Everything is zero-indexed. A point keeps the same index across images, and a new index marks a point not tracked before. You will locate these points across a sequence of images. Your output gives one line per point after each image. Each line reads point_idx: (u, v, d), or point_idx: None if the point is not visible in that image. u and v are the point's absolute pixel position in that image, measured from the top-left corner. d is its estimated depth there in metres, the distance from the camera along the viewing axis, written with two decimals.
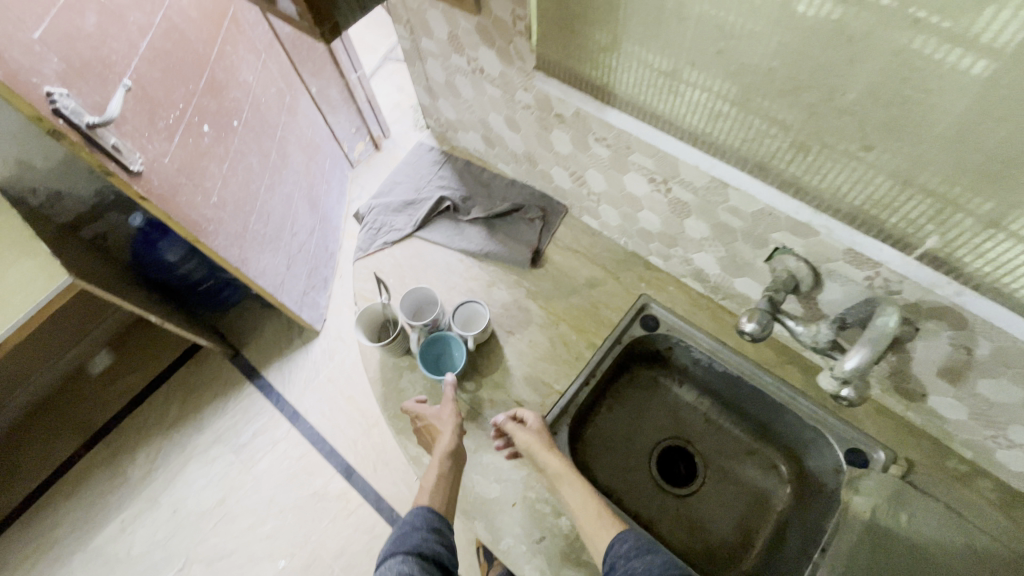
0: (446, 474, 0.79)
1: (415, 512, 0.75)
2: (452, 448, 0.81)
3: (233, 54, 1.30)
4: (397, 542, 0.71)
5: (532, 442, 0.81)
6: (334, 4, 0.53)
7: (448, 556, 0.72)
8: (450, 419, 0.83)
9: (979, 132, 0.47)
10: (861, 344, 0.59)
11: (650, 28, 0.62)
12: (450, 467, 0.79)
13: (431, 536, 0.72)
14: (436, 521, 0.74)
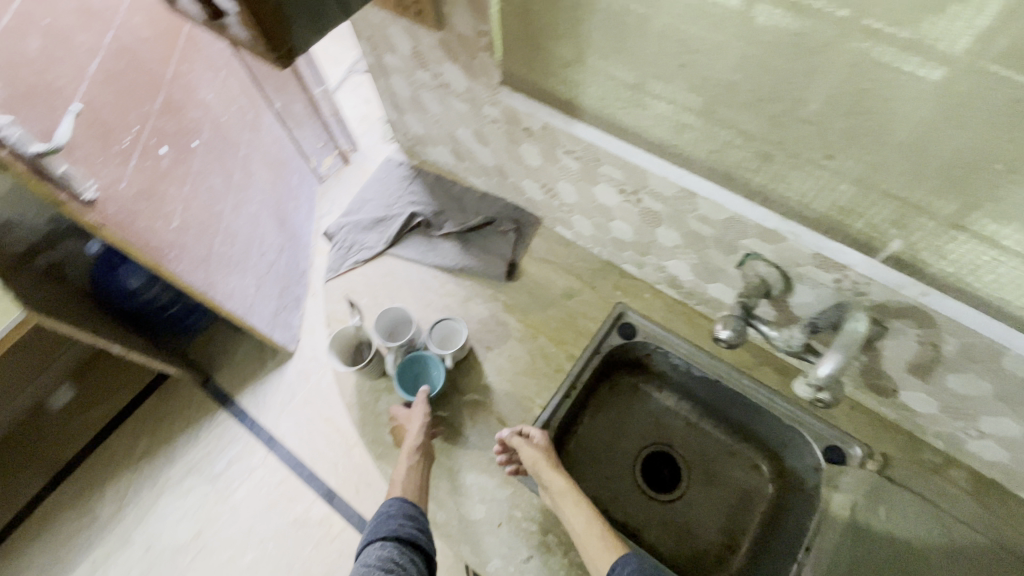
0: (416, 467, 0.80)
1: (390, 502, 0.74)
2: (421, 443, 0.81)
3: (192, 73, 1.26)
4: (375, 530, 0.72)
5: (537, 459, 0.79)
6: (289, 25, 0.51)
7: (426, 538, 0.73)
8: (420, 417, 0.84)
9: (939, 138, 0.47)
10: (836, 350, 0.60)
11: (613, 41, 0.62)
12: (420, 462, 0.80)
13: (407, 521, 0.72)
14: (412, 508, 0.74)
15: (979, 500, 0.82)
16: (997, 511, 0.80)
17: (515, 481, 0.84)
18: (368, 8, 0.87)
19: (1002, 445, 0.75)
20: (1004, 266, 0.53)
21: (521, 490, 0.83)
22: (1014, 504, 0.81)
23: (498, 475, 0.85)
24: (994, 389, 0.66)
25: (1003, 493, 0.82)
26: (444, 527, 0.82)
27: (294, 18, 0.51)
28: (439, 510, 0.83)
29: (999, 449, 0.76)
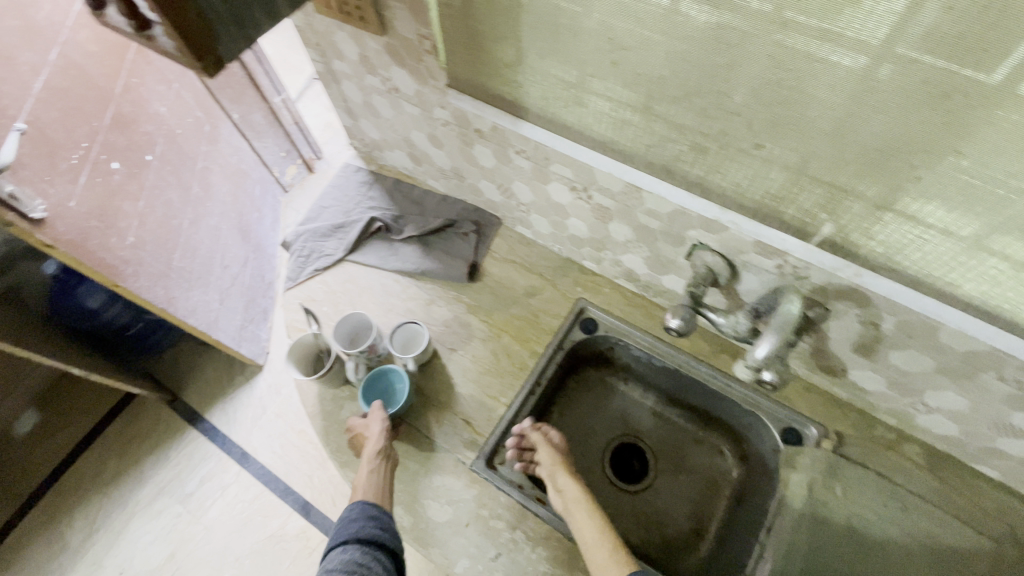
0: (376, 472, 0.79)
1: (352, 507, 0.75)
2: (380, 448, 0.81)
3: (140, 86, 1.23)
4: (338, 534, 0.73)
5: (555, 464, 0.81)
6: (214, 34, 0.51)
7: (391, 537, 0.73)
8: (378, 420, 0.83)
9: (856, 123, 0.49)
10: (772, 332, 0.63)
11: (549, 41, 0.63)
12: (380, 465, 0.80)
13: (369, 523, 0.73)
14: (373, 510, 0.74)
15: (929, 470, 0.84)
16: (946, 480, 0.83)
17: (481, 479, 0.85)
18: (312, 15, 0.87)
19: (947, 418, 0.77)
20: (926, 244, 0.55)
21: (488, 489, 0.84)
22: (962, 472, 0.84)
23: (465, 475, 0.85)
24: (933, 363, 0.68)
25: (952, 463, 0.85)
26: (412, 530, 0.81)
27: (219, 28, 0.51)
28: (406, 513, 0.83)
29: (945, 422, 0.78)
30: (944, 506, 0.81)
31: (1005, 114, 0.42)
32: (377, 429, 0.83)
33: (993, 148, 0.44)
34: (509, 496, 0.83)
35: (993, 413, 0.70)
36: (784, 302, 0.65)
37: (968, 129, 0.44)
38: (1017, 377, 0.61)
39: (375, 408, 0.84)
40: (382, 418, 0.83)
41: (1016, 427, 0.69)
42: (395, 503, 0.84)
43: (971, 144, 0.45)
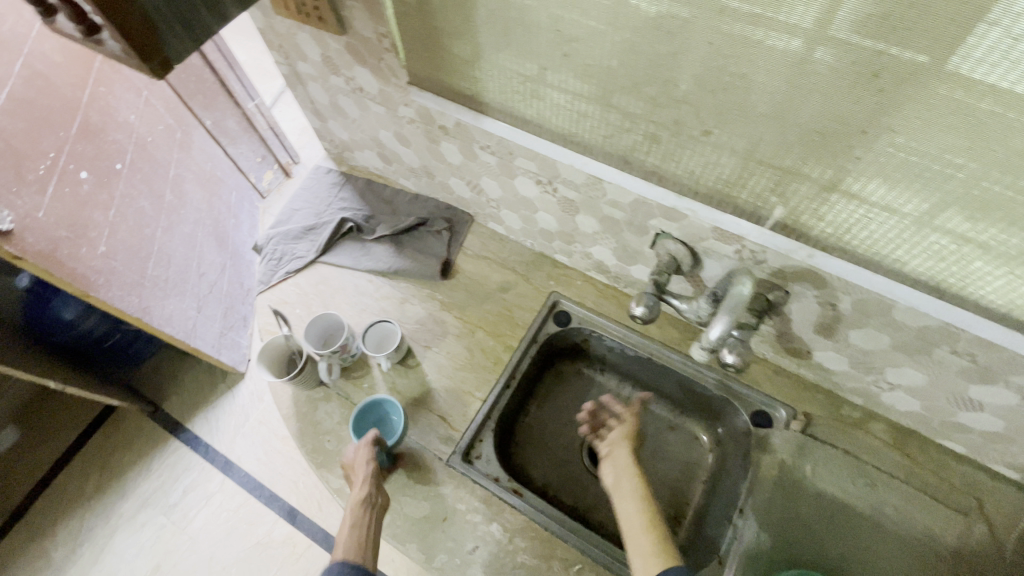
0: (359, 524, 0.74)
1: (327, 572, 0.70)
2: (364, 494, 0.76)
3: (108, 94, 1.22)
4: None
5: (624, 442, 0.82)
6: (159, 35, 0.51)
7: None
8: (364, 461, 0.79)
9: (795, 107, 0.50)
10: (725, 314, 0.63)
11: (502, 36, 0.64)
12: (363, 516, 0.75)
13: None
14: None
15: (897, 447, 0.86)
16: (914, 456, 0.85)
17: (458, 474, 0.85)
18: (272, 18, 0.87)
19: (909, 395, 0.79)
20: (871, 222, 0.56)
21: (465, 483, 0.84)
22: (928, 448, 0.85)
23: (441, 471, 0.86)
24: (890, 340, 0.69)
25: (918, 438, 0.86)
26: (389, 528, 0.81)
27: (165, 29, 0.51)
28: None
29: (908, 398, 0.79)
30: (912, 481, 0.83)
31: (932, 91, 0.43)
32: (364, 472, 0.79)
33: (924, 125, 0.46)
34: (485, 489, 0.84)
35: (951, 387, 0.71)
36: (735, 284, 0.64)
37: (900, 106, 0.45)
38: (970, 350, 0.63)
39: (362, 447, 0.80)
40: (369, 457, 0.79)
41: (974, 400, 0.71)
42: None
43: (903, 121, 0.46)
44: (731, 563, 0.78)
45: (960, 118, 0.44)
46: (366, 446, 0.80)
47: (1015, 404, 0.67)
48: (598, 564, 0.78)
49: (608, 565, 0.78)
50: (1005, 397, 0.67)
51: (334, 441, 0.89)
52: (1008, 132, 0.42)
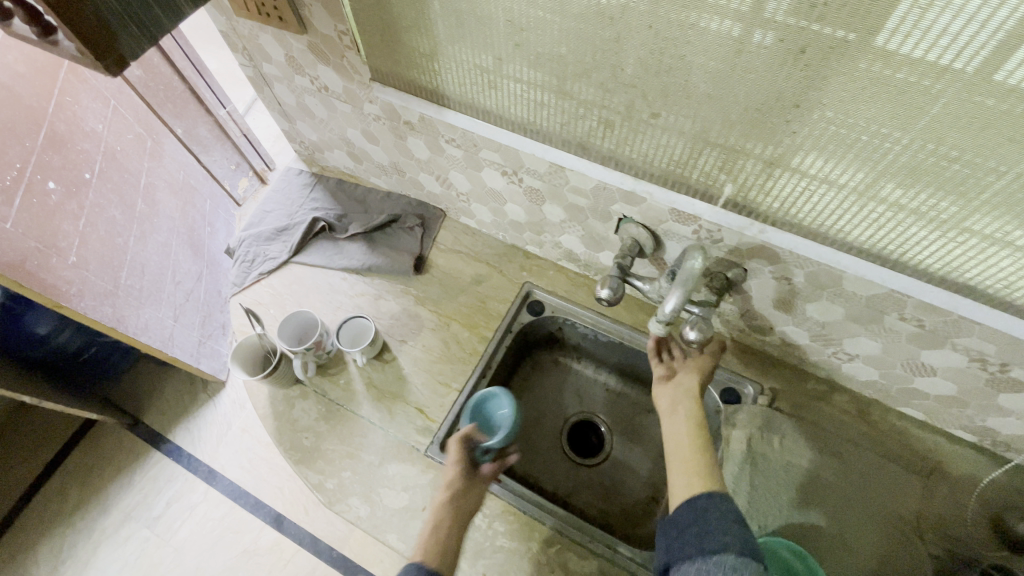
0: (442, 527, 0.69)
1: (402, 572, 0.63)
2: (451, 496, 0.73)
3: (74, 104, 1.21)
4: None
5: (693, 373, 0.78)
6: (113, 34, 0.51)
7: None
8: (453, 460, 0.77)
9: (732, 86, 0.53)
10: (677, 289, 0.66)
11: (458, 28, 0.66)
12: (449, 518, 0.71)
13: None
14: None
15: (861, 417, 0.89)
16: (878, 425, 0.88)
17: (436, 464, 0.86)
18: (234, 19, 0.88)
19: (868, 364, 0.81)
20: (814, 194, 0.59)
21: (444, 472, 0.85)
22: (890, 416, 0.88)
23: (420, 462, 0.87)
24: (844, 311, 0.72)
25: (881, 407, 0.89)
26: (369, 520, 0.82)
27: (119, 28, 0.52)
28: (363, 504, 0.83)
29: (868, 368, 0.82)
30: (875, 449, 0.86)
31: (854, 63, 0.46)
32: (452, 472, 0.76)
33: (850, 96, 0.49)
34: None
35: (904, 353, 0.74)
36: (688, 258, 0.65)
37: (825, 80, 0.48)
38: (916, 315, 0.66)
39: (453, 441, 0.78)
40: (461, 454, 0.77)
41: (927, 365, 0.74)
42: (351, 495, 0.84)
43: (831, 94, 0.49)
44: None
45: (881, 88, 0.47)
46: (457, 439, 0.78)
47: (963, 366, 0.70)
48: (575, 544, 0.80)
49: (585, 544, 0.80)
50: (954, 360, 0.70)
51: (312, 438, 0.89)
52: (928, 100, 0.46)
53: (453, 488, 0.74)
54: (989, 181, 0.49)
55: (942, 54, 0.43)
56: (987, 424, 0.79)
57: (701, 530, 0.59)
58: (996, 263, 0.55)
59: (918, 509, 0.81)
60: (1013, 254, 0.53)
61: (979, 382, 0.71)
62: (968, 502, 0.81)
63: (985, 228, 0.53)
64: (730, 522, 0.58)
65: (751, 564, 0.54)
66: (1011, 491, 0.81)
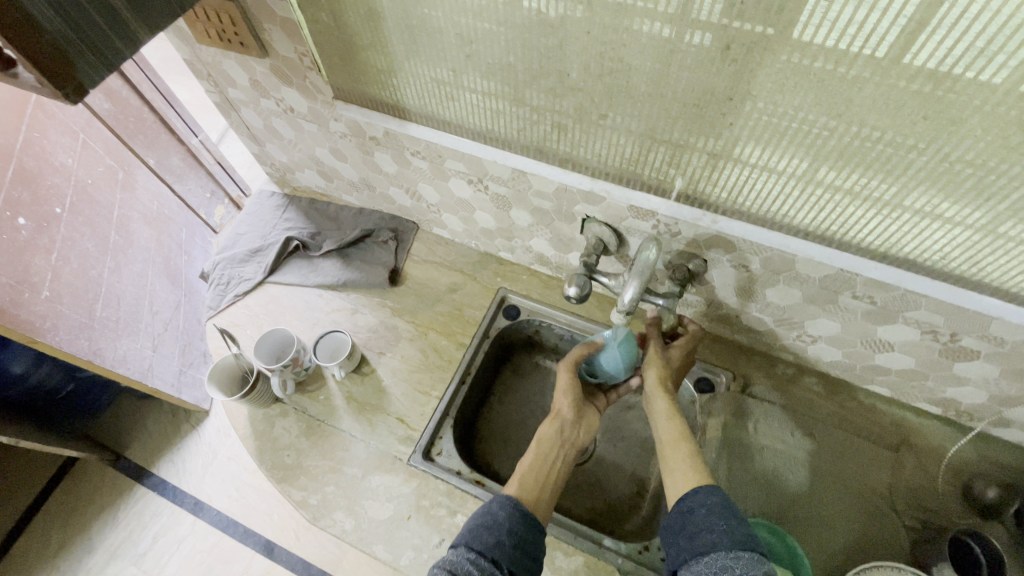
0: (542, 462, 0.76)
1: (498, 498, 0.69)
2: (556, 432, 0.79)
3: (42, 140, 1.19)
4: (478, 513, 0.68)
5: (652, 368, 0.81)
6: (70, 63, 0.51)
7: (528, 561, 0.64)
8: (563, 394, 0.82)
9: (669, 83, 0.57)
10: (635, 279, 0.68)
11: (412, 44, 0.69)
12: (549, 454, 0.77)
13: (507, 535, 0.65)
14: (522, 516, 0.67)
15: (830, 396, 0.91)
16: (847, 404, 0.90)
17: (420, 472, 0.87)
18: (196, 47, 0.90)
19: (831, 344, 0.84)
20: (757, 181, 0.63)
21: (428, 481, 0.86)
22: (857, 393, 0.91)
23: (403, 472, 0.87)
24: (801, 293, 0.75)
25: (849, 386, 0.92)
26: (355, 532, 0.81)
27: (77, 58, 0.52)
28: (347, 517, 0.83)
29: (831, 348, 0.85)
30: (847, 428, 0.88)
31: (775, 56, 0.50)
32: (563, 406, 0.81)
33: (774, 88, 0.53)
34: (447, 482, 0.86)
35: (862, 330, 0.77)
36: (643, 251, 0.67)
37: (750, 74, 0.53)
38: (867, 293, 0.69)
39: (563, 371, 0.83)
40: (571, 388, 0.82)
41: (884, 340, 0.77)
42: (335, 509, 0.84)
43: (758, 86, 0.53)
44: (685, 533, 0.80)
45: (802, 77, 0.51)
46: (568, 368, 0.83)
47: (917, 338, 0.73)
48: (563, 541, 0.81)
49: (571, 541, 0.81)
50: (908, 334, 0.73)
51: (295, 455, 0.89)
52: (846, 85, 0.50)
53: (558, 424, 0.80)
54: (914, 158, 0.53)
55: (851, 42, 0.47)
56: (948, 395, 0.81)
57: (691, 531, 0.62)
58: (931, 236, 0.59)
59: (890, 483, 0.83)
60: (943, 226, 0.58)
61: (934, 353, 0.74)
62: (938, 473, 0.84)
63: (915, 203, 0.57)
64: (716, 517, 0.61)
65: (741, 556, 0.56)
66: (978, 458, 0.83)
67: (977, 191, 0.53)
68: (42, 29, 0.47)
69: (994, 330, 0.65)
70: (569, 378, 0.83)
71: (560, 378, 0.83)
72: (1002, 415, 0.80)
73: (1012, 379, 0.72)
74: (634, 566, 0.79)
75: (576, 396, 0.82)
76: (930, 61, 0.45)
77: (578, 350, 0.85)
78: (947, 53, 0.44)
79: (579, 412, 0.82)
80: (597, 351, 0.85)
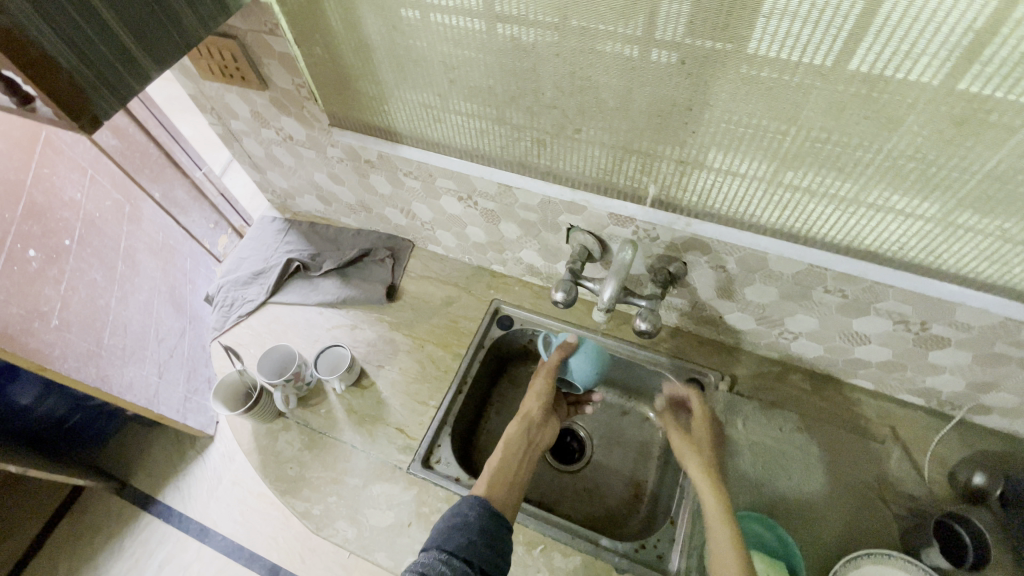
0: (511, 462, 0.80)
1: (466, 501, 0.72)
2: (523, 433, 0.84)
3: (52, 176, 1.25)
4: (448, 516, 0.71)
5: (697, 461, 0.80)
6: (86, 96, 0.57)
7: (498, 559, 0.68)
8: (534, 398, 0.88)
9: (634, 96, 0.63)
10: (614, 278, 0.74)
11: (400, 72, 0.75)
12: (517, 454, 0.81)
13: (477, 534, 0.68)
14: (491, 514, 0.71)
15: (816, 391, 0.94)
16: (834, 399, 0.92)
17: (420, 480, 0.89)
18: (201, 83, 0.97)
19: (812, 339, 0.87)
20: (722, 184, 0.68)
21: (427, 488, 0.88)
22: (842, 387, 0.93)
23: (403, 480, 0.89)
24: (777, 291, 0.79)
25: (834, 381, 0.94)
26: (357, 540, 0.83)
27: (92, 92, 0.57)
28: (349, 526, 0.85)
29: (813, 344, 0.88)
30: (834, 421, 0.90)
31: (726, 68, 0.56)
32: (532, 408, 0.87)
33: (728, 96, 0.58)
34: (447, 489, 0.88)
35: (839, 324, 0.80)
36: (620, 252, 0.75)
37: (707, 85, 0.58)
38: (838, 287, 0.73)
39: (540, 376, 0.90)
40: (544, 392, 0.88)
41: (861, 333, 0.80)
42: (338, 519, 0.86)
43: (715, 96, 0.59)
44: (682, 521, 0.84)
45: (752, 86, 0.56)
46: (545, 375, 0.89)
47: (891, 329, 0.76)
48: (559, 542, 0.83)
49: (568, 542, 0.83)
50: (881, 325, 0.76)
51: (297, 467, 0.91)
52: (791, 91, 0.55)
53: (525, 425, 0.85)
54: (863, 157, 0.58)
55: (791, 52, 0.52)
56: (928, 384, 0.84)
57: None
58: (888, 228, 0.64)
59: (879, 474, 0.85)
60: (896, 218, 0.62)
61: (908, 343, 0.77)
62: (924, 462, 0.86)
63: (870, 199, 0.61)
64: None
65: None
66: (961, 445, 0.86)
67: (921, 183, 0.57)
68: (58, 66, 0.52)
69: (961, 317, 0.68)
70: (544, 382, 0.89)
71: (536, 383, 0.90)
72: (982, 402, 0.82)
73: (985, 364, 0.75)
74: (630, 564, 0.80)
75: (546, 400, 0.88)
76: (863, 66, 0.50)
77: (555, 357, 0.88)
78: (876, 58, 0.50)
79: (546, 416, 0.88)
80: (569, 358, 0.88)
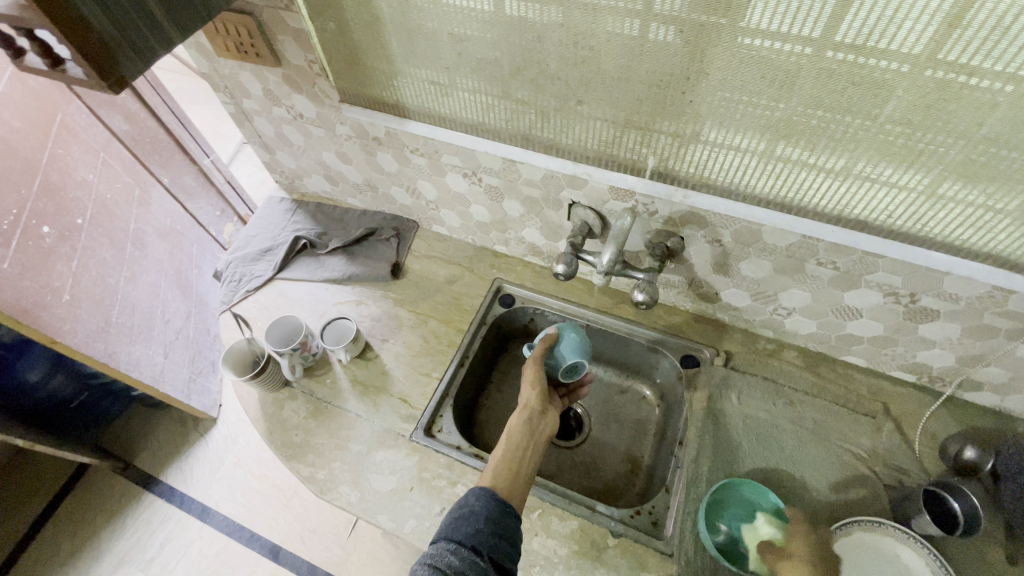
0: (514, 451, 0.79)
1: (472, 492, 0.73)
2: (524, 421, 0.84)
3: (66, 156, 1.28)
4: (456, 510, 0.71)
5: None
6: (114, 57, 0.59)
7: (506, 547, 0.68)
8: (530, 388, 0.88)
9: (635, 67, 0.65)
10: (612, 243, 0.76)
11: (410, 47, 0.78)
12: (520, 443, 0.80)
13: (485, 523, 0.68)
14: (497, 504, 0.71)
15: (810, 369, 0.96)
16: (827, 376, 0.95)
17: (422, 447, 0.91)
18: (216, 61, 1.00)
19: (805, 315, 0.90)
20: (718, 156, 0.71)
21: (429, 455, 0.90)
22: (835, 365, 0.96)
23: (405, 447, 0.91)
24: (771, 264, 0.81)
25: (827, 359, 0.97)
26: (360, 504, 0.85)
27: (120, 54, 0.60)
28: (353, 490, 0.87)
29: (806, 319, 0.91)
30: (828, 398, 0.92)
31: (722, 40, 0.58)
32: (529, 398, 0.87)
33: (726, 66, 0.61)
34: (448, 455, 0.90)
35: (831, 298, 0.83)
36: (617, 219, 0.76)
37: (705, 55, 0.61)
38: (829, 259, 0.75)
39: (529, 366, 0.91)
40: (537, 381, 0.89)
41: (852, 307, 0.83)
42: (342, 484, 0.88)
43: (711, 65, 0.61)
44: (676, 489, 0.87)
45: (746, 56, 0.59)
46: (534, 365, 0.90)
47: (881, 302, 0.79)
48: (558, 507, 0.85)
49: (566, 506, 0.85)
50: (872, 298, 0.79)
51: (302, 434, 0.93)
52: (784, 59, 0.58)
53: (526, 414, 0.85)
54: (853, 126, 0.60)
55: (782, 20, 0.54)
56: (919, 360, 0.86)
57: None
58: (877, 198, 0.66)
59: (871, 447, 0.86)
60: (885, 189, 0.65)
61: (899, 317, 0.80)
62: (915, 436, 0.88)
63: (860, 169, 0.64)
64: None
65: None
66: (950, 420, 0.88)
67: (907, 152, 0.60)
68: (90, 26, 0.55)
69: (948, 287, 0.71)
70: (534, 371, 0.90)
71: (529, 374, 0.90)
72: (971, 377, 0.85)
73: (973, 337, 0.77)
74: (625, 528, 0.83)
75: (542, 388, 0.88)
76: (850, 33, 0.53)
77: (540, 349, 0.91)
78: (862, 24, 0.52)
79: (545, 403, 0.88)
80: (557, 346, 0.91)
